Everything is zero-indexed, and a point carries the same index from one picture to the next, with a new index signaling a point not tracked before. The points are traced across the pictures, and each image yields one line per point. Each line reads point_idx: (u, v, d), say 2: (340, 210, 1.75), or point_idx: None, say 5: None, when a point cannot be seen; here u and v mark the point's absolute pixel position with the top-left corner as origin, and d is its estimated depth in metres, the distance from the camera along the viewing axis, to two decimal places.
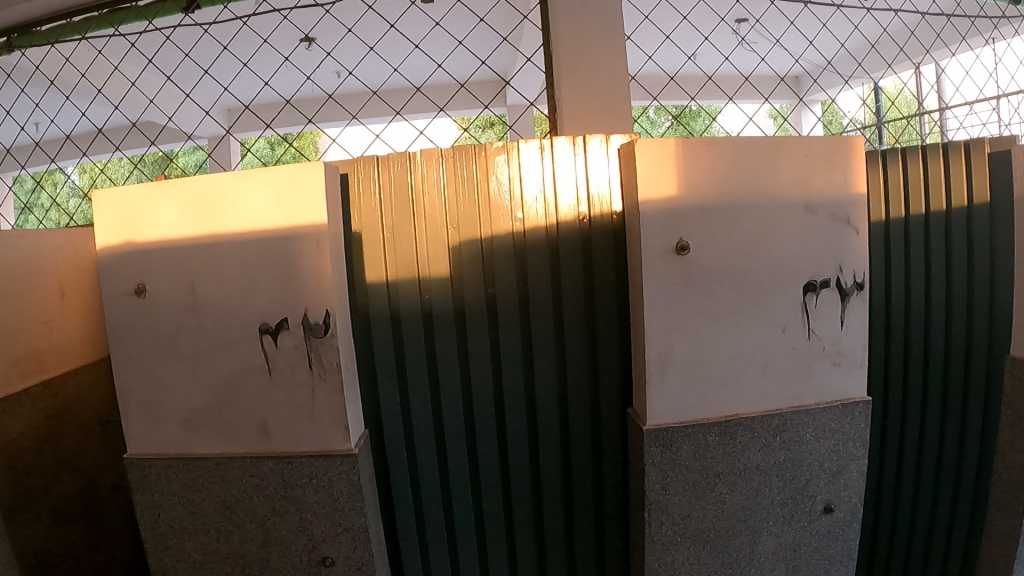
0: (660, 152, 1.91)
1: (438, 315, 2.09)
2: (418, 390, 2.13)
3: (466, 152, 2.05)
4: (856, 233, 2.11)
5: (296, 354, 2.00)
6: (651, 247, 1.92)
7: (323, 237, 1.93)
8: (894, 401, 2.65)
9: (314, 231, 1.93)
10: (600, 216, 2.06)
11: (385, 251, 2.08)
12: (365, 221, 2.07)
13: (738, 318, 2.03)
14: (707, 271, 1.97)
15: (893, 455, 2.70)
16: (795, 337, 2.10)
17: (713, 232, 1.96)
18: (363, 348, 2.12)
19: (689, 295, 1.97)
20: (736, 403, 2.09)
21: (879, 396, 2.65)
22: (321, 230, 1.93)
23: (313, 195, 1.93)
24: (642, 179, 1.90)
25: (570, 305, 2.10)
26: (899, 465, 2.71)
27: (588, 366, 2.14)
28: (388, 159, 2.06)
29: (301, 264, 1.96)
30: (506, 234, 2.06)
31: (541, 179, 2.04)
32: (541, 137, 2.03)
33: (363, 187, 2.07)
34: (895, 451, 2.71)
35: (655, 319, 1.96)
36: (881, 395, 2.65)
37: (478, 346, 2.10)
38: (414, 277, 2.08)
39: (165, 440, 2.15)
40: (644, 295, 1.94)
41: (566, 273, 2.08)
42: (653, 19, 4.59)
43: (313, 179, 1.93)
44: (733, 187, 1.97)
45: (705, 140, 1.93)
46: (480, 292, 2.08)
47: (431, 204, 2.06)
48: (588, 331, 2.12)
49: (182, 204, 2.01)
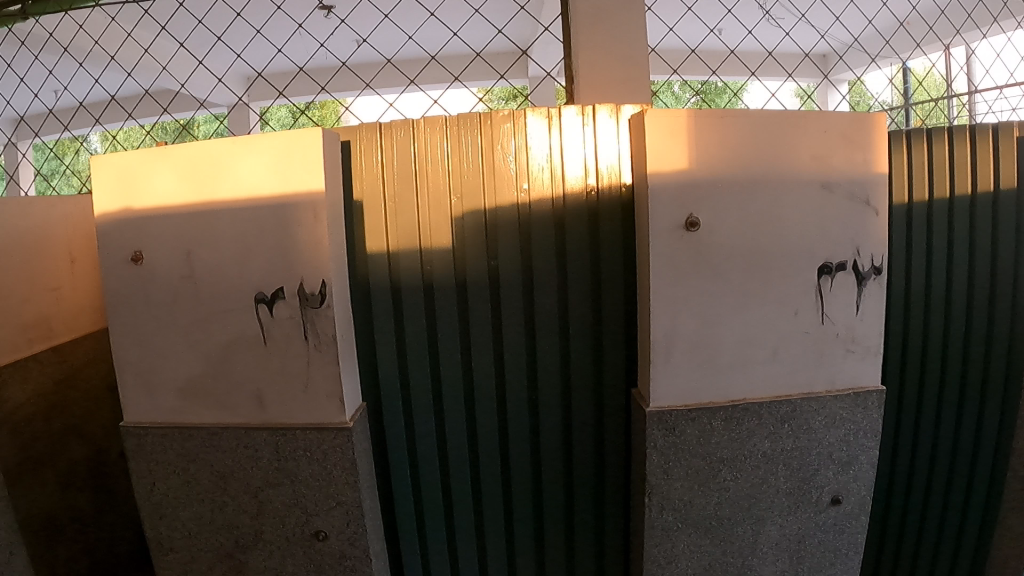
0: (671, 122, 1.83)
1: (439, 290, 2.03)
2: (417, 365, 2.08)
3: (471, 121, 1.98)
4: (876, 214, 2.03)
5: (291, 325, 1.95)
6: (660, 223, 1.85)
7: (322, 206, 1.87)
8: (908, 392, 2.57)
9: (312, 199, 1.88)
10: (609, 189, 1.98)
11: (387, 221, 2.02)
12: (366, 190, 2.01)
13: (749, 301, 1.95)
14: (717, 250, 1.89)
15: (906, 448, 2.62)
16: (807, 321, 2.03)
17: (726, 210, 1.88)
18: (361, 321, 2.07)
19: (699, 274, 1.90)
20: (744, 388, 2.02)
21: (897, 386, 2.56)
22: (319, 198, 1.87)
23: (311, 163, 1.87)
24: (651, 151, 1.82)
25: (575, 281, 2.03)
26: (911, 458, 2.63)
27: (592, 345, 2.08)
28: (390, 127, 2.00)
29: (298, 233, 1.90)
30: (511, 206, 1.99)
31: (549, 149, 1.97)
32: (550, 106, 1.96)
33: (365, 156, 2.01)
34: (911, 442, 2.62)
35: (662, 299, 1.89)
36: (899, 386, 2.56)
37: (479, 322, 2.05)
38: (415, 249, 2.02)
39: (161, 409, 2.12)
40: (651, 273, 1.87)
41: (572, 249, 2.01)
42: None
43: (312, 146, 1.87)
44: (748, 163, 1.89)
45: (719, 113, 1.85)
46: (482, 267, 2.02)
47: (434, 174, 2.00)
48: (593, 310, 2.06)
49: (181, 170, 1.96)
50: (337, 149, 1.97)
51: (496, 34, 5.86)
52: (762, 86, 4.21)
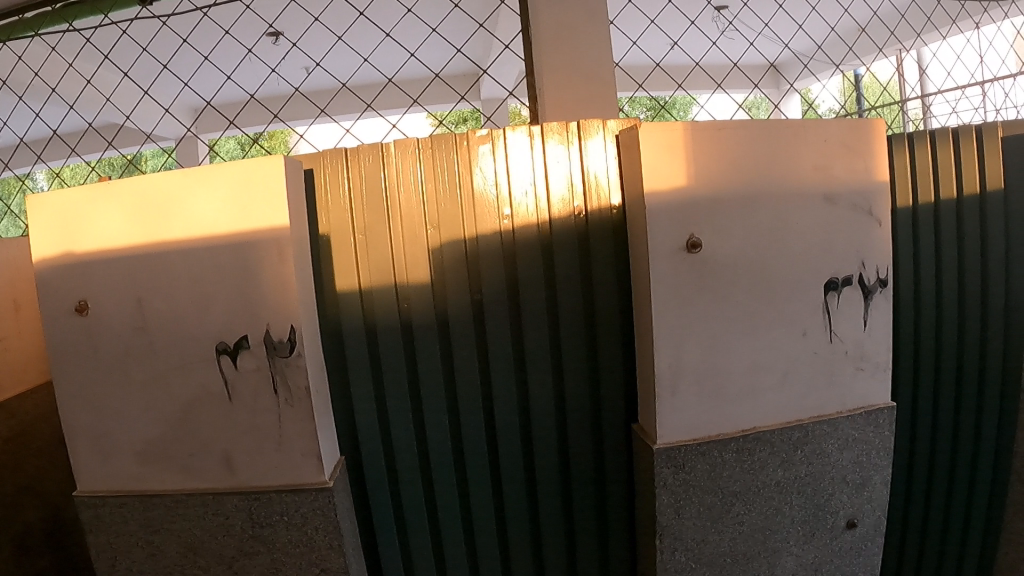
0: (665, 136, 1.68)
1: (419, 328, 1.85)
2: (400, 412, 1.89)
3: (446, 143, 1.81)
4: (879, 224, 1.93)
5: (257, 377, 1.75)
6: (660, 245, 1.70)
7: (285, 242, 1.66)
8: (916, 405, 2.45)
9: (274, 235, 1.67)
10: (598, 211, 1.83)
11: (359, 255, 1.84)
12: (333, 222, 1.84)
13: (756, 324, 1.82)
14: (720, 272, 1.76)
15: (914, 464, 2.50)
16: (816, 340, 1.91)
17: (728, 228, 1.75)
18: (336, 366, 1.88)
19: (702, 299, 1.76)
20: (754, 416, 1.89)
21: (905, 400, 2.44)
22: (282, 235, 1.66)
23: (270, 194, 1.66)
24: (647, 168, 1.67)
25: (568, 312, 1.88)
26: (923, 475, 2.50)
27: (589, 380, 1.92)
28: (357, 153, 1.83)
29: (261, 274, 1.69)
30: (493, 234, 1.83)
31: (531, 170, 1.81)
32: (529, 124, 1.81)
33: (330, 185, 1.83)
34: (922, 454, 2.50)
35: (665, 327, 1.74)
36: (907, 399, 2.44)
37: (464, 361, 1.88)
38: (390, 284, 1.84)
39: (119, 475, 1.93)
40: (652, 300, 1.72)
41: (561, 276, 1.85)
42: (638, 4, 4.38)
43: (271, 175, 1.67)
44: (749, 176, 1.76)
45: (715, 124, 1.72)
46: (466, 300, 1.85)
47: (407, 202, 1.82)
48: (588, 341, 1.90)
49: (128, 208, 1.77)
50: (299, 178, 1.78)
51: (456, 52, 5.72)
52: (735, 94, 4.13)
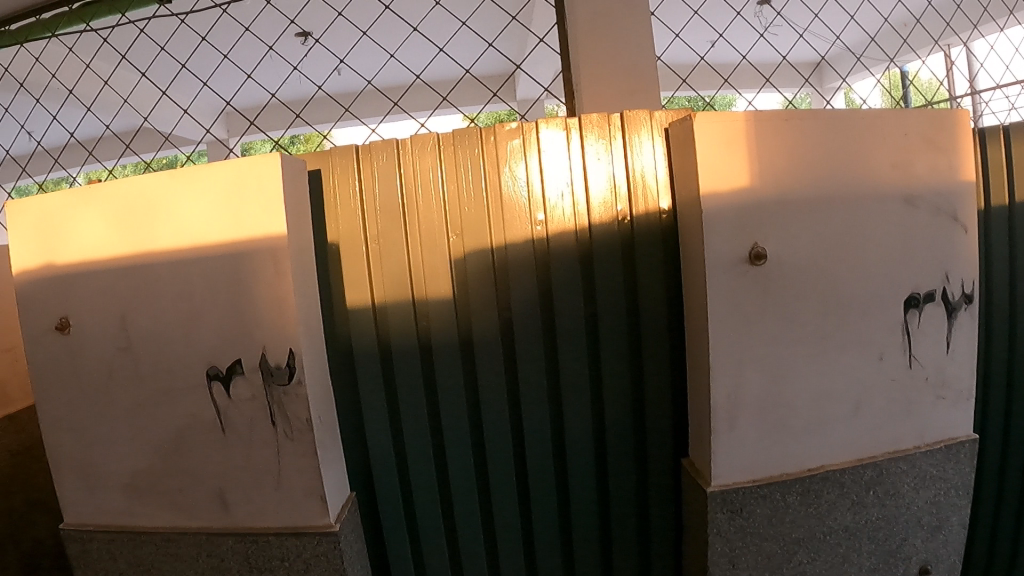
0: (725, 128, 1.44)
1: (439, 351, 1.60)
2: (417, 445, 1.66)
3: (470, 137, 1.56)
4: (965, 231, 1.67)
5: (252, 407, 1.53)
6: (717, 256, 1.46)
7: (282, 253, 1.43)
8: None
9: (269, 244, 1.43)
10: (644, 214, 1.57)
11: (370, 266, 1.59)
12: (343, 229, 1.59)
13: (825, 347, 1.57)
14: (786, 287, 1.51)
15: None
16: (894, 365, 1.66)
17: (796, 236, 1.50)
18: (346, 392, 1.65)
19: (766, 319, 1.51)
20: (821, 453, 1.64)
21: None
22: (278, 245, 1.43)
23: (264, 196, 1.43)
24: (704, 164, 1.43)
25: (609, 331, 1.62)
26: None
27: (632, 409, 1.68)
28: (371, 149, 1.58)
29: (256, 290, 1.46)
30: (525, 242, 1.57)
31: (568, 169, 1.56)
32: (566, 116, 1.56)
33: (339, 187, 1.58)
34: None
35: (722, 351, 1.50)
36: None
37: (489, 389, 1.63)
38: (407, 300, 1.59)
39: (107, 508, 1.74)
40: (708, 320, 1.48)
41: (602, 291, 1.60)
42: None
43: (265, 174, 1.44)
44: (819, 175, 1.52)
45: (779, 115, 1.48)
46: (494, 319, 1.60)
47: (427, 205, 1.57)
48: (632, 365, 1.65)
49: (112, 214, 1.57)
50: (303, 180, 1.55)
51: (483, 48, 5.50)
52: (790, 88, 3.83)
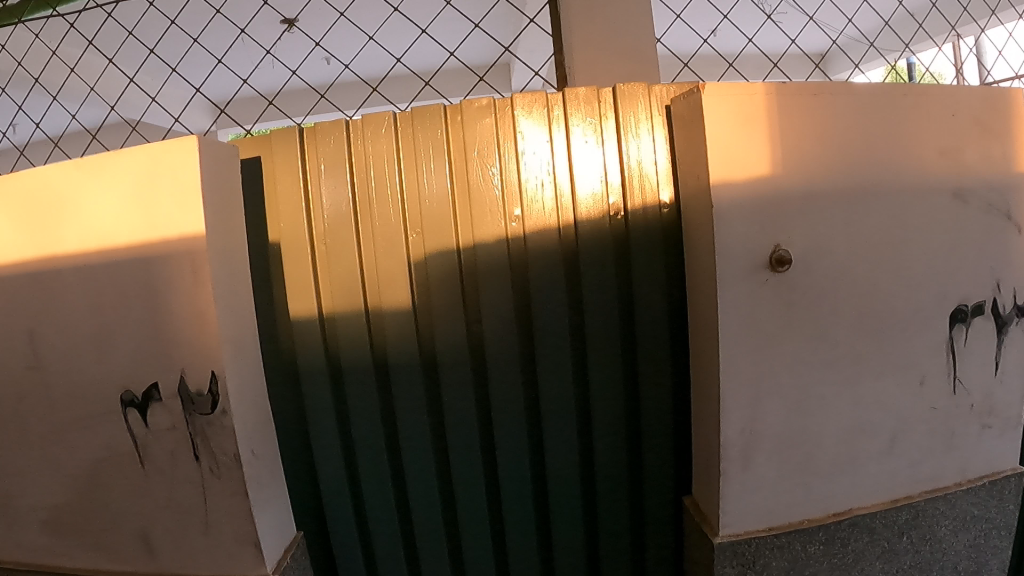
0: (741, 104, 1.19)
1: (397, 371, 1.34)
2: (374, 480, 1.40)
3: (433, 115, 1.30)
4: (1019, 232, 1.43)
5: (175, 439, 1.28)
6: (733, 263, 1.20)
7: (200, 255, 1.18)
8: None
9: (187, 245, 1.18)
10: (641, 209, 1.30)
11: (317, 270, 1.34)
12: (285, 226, 1.33)
13: (856, 370, 1.33)
14: (814, 300, 1.26)
15: None
16: (934, 392, 1.41)
17: (825, 238, 1.25)
18: (290, 420, 1.39)
19: (789, 339, 1.26)
20: (850, 493, 1.39)
21: None
22: (197, 246, 1.18)
23: (177, 186, 1.19)
24: (715, 147, 1.18)
25: (600, 350, 1.34)
26: None
27: (629, 440, 1.41)
28: (318, 131, 1.32)
29: (172, 299, 1.21)
30: (497, 239, 1.29)
31: (549, 152, 1.29)
32: (548, 90, 1.30)
33: (281, 177, 1.33)
34: None
35: (737, 377, 1.25)
36: None
37: (456, 416, 1.37)
38: (358, 310, 1.33)
39: (22, 548, 1.49)
40: (721, 339, 1.22)
41: (591, 301, 1.32)
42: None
43: (179, 161, 1.19)
44: (849, 165, 1.27)
45: (803, 90, 1.23)
46: (461, 333, 1.33)
47: (383, 197, 1.31)
48: (628, 390, 1.38)
49: (14, 211, 1.32)
50: (236, 169, 1.31)
51: None
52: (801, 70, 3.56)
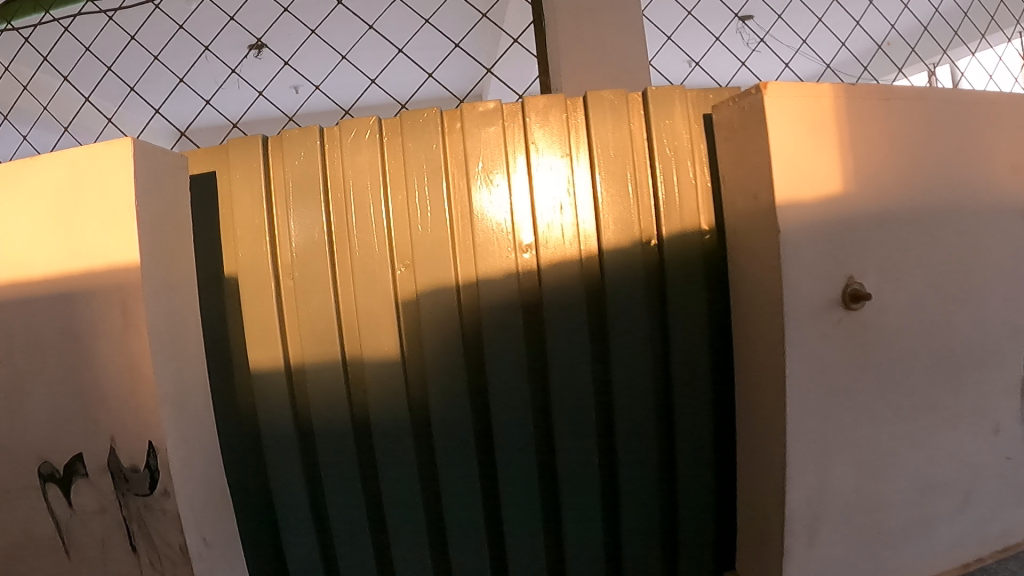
0: (806, 107, 1.01)
1: (382, 435, 1.09)
2: (352, 568, 1.13)
3: (426, 123, 1.07)
4: None
5: (106, 524, 1.00)
6: (806, 296, 1.00)
7: (132, 292, 0.89)
8: None
9: (116, 276, 0.90)
10: (679, 234, 1.08)
11: (283, 309, 1.10)
12: (243, 257, 1.10)
13: (929, 418, 1.14)
14: (886, 338, 1.08)
15: None
16: (1008, 441, 1.22)
17: (892, 266, 1.07)
18: (251, 493, 1.14)
19: (860, 385, 1.07)
20: (921, 563, 1.18)
21: None
22: (128, 278, 0.89)
23: (106, 202, 0.90)
24: (781, 157, 0.97)
25: (632, 405, 1.11)
26: None
27: (663, 512, 1.17)
28: (285, 143, 1.10)
29: (98, 348, 0.92)
30: (506, 273, 1.06)
31: (567, 167, 1.07)
32: (566, 94, 1.09)
33: (239, 197, 1.10)
34: None
35: (804, 432, 1.03)
36: None
37: (454, 492, 1.11)
38: (334, 358, 1.09)
39: None
40: (789, 386, 1.00)
41: (620, 347, 1.08)
42: (694, 22, 3.72)
43: (109, 169, 0.90)
44: (915, 181, 1.09)
45: (862, 95, 1.06)
46: (462, 389, 1.08)
47: (364, 222, 1.08)
48: (661, 452, 1.14)
49: None
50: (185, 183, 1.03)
51: None
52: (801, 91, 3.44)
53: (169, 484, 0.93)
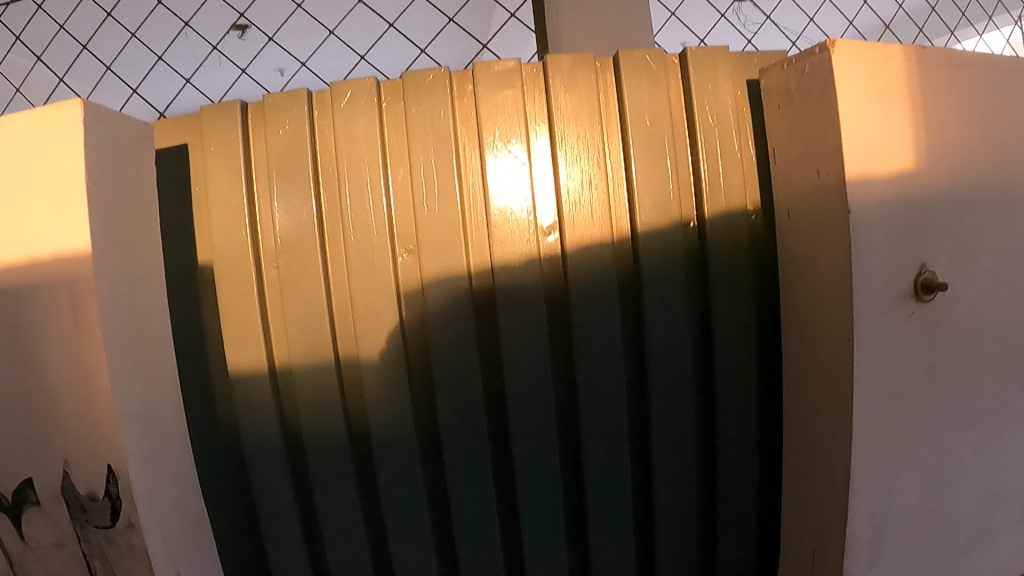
0: (875, 67, 0.87)
1: (382, 448, 0.95)
2: None
3: (432, 87, 0.93)
4: None
5: (62, 559, 0.84)
6: (877, 285, 0.85)
7: (82, 287, 0.74)
8: None
9: (64, 267, 0.74)
10: (724, 214, 0.94)
11: (268, 303, 0.96)
12: (219, 244, 0.95)
13: (998, 422, 1.01)
14: (958, 332, 0.94)
15: None
16: None
17: (966, 251, 0.94)
18: (233, 516, 1.00)
19: (931, 386, 0.93)
20: None
21: None
22: (79, 269, 0.74)
23: (50, 179, 0.75)
24: (851, 127, 0.83)
25: (670, 409, 0.96)
26: None
27: (702, 531, 1.03)
28: (267, 111, 0.95)
29: (46, 355, 0.77)
30: (527, 258, 0.92)
31: (595, 136, 0.93)
32: (593, 54, 0.95)
33: (213, 173, 0.95)
34: None
35: (872, 441, 0.89)
36: None
37: (466, 515, 0.96)
38: (327, 361, 0.94)
39: None
40: (858, 388, 0.86)
41: (658, 343, 0.94)
42: None
43: (55, 139, 0.75)
44: (988, 153, 0.95)
45: (931, 53, 0.92)
46: (476, 394, 0.93)
47: (360, 201, 0.93)
48: (701, 463, 1.01)
49: None
50: (151, 159, 0.88)
51: None
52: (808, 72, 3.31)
53: (134, 514, 0.78)
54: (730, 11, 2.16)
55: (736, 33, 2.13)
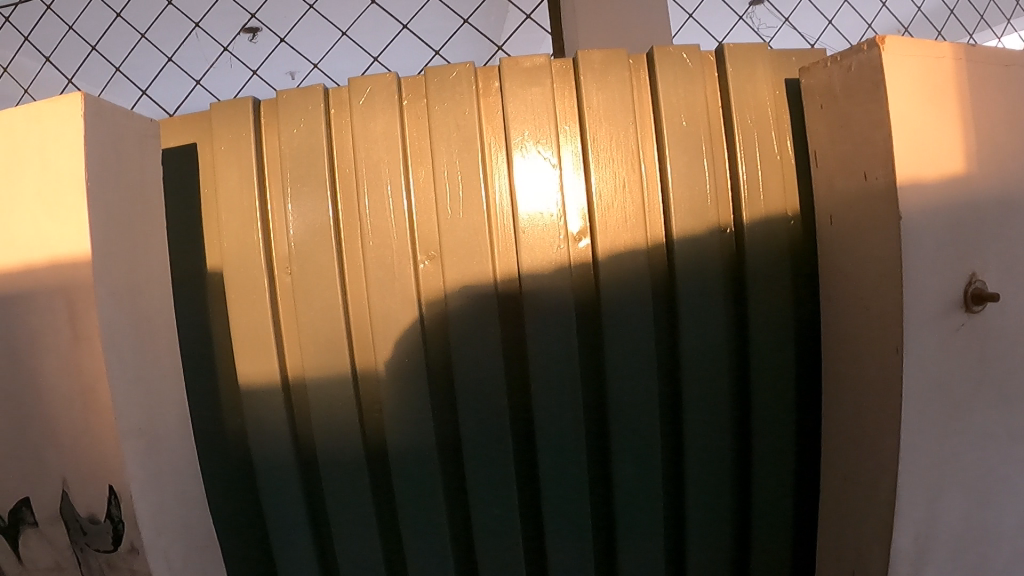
0: (925, 65, 0.81)
1: (401, 465, 0.90)
2: None
3: (457, 83, 0.88)
4: None
5: None
6: (928, 297, 0.79)
7: (81, 294, 0.69)
8: None
9: (64, 274, 0.69)
10: (764, 219, 0.89)
11: (281, 311, 0.91)
12: (229, 249, 0.90)
13: None
14: (1008, 348, 0.88)
15: None
16: None
17: (1019, 261, 0.88)
18: (243, 538, 0.95)
19: (981, 405, 0.87)
20: None
21: None
22: (79, 277, 0.69)
23: (48, 178, 0.70)
24: (902, 128, 0.78)
25: (705, 425, 0.91)
26: None
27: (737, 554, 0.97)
28: (281, 108, 0.90)
29: (42, 368, 0.72)
30: (556, 265, 0.87)
31: (629, 136, 0.88)
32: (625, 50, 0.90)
33: (223, 174, 0.90)
34: None
35: (923, 465, 0.82)
36: None
37: (488, 538, 0.91)
38: (344, 373, 0.89)
39: None
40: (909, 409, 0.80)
41: (693, 354, 0.89)
42: None
43: (56, 135, 0.70)
44: None
45: (981, 51, 0.86)
46: (501, 409, 0.88)
47: (379, 204, 0.88)
48: (737, 483, 0.95)
49: None
50: (158, 158, 0.83)
51: None
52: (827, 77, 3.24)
53: (137, 537, 0.72)
54: (749, 13, 2.10)
55: (757, 35, 2.07)
